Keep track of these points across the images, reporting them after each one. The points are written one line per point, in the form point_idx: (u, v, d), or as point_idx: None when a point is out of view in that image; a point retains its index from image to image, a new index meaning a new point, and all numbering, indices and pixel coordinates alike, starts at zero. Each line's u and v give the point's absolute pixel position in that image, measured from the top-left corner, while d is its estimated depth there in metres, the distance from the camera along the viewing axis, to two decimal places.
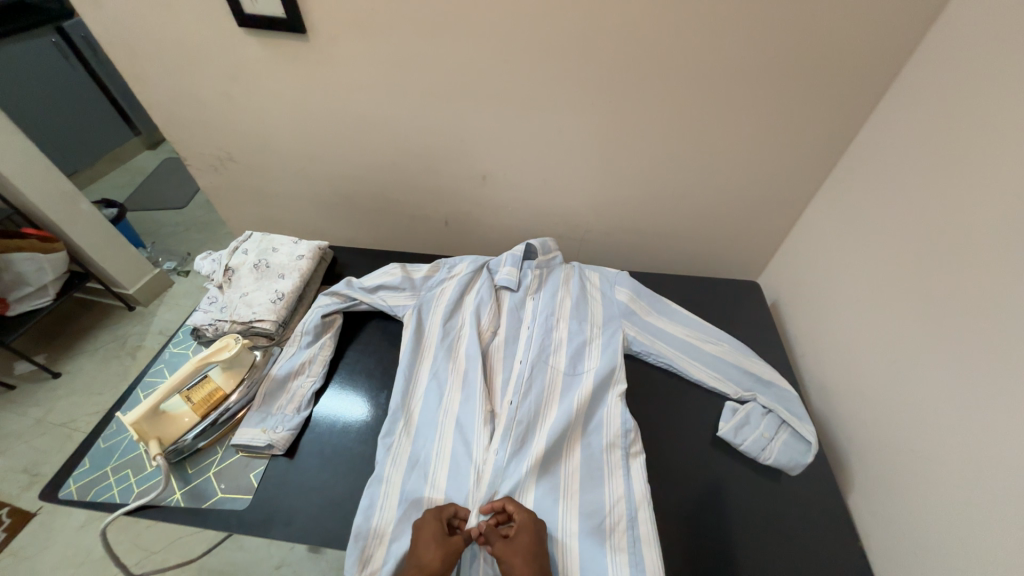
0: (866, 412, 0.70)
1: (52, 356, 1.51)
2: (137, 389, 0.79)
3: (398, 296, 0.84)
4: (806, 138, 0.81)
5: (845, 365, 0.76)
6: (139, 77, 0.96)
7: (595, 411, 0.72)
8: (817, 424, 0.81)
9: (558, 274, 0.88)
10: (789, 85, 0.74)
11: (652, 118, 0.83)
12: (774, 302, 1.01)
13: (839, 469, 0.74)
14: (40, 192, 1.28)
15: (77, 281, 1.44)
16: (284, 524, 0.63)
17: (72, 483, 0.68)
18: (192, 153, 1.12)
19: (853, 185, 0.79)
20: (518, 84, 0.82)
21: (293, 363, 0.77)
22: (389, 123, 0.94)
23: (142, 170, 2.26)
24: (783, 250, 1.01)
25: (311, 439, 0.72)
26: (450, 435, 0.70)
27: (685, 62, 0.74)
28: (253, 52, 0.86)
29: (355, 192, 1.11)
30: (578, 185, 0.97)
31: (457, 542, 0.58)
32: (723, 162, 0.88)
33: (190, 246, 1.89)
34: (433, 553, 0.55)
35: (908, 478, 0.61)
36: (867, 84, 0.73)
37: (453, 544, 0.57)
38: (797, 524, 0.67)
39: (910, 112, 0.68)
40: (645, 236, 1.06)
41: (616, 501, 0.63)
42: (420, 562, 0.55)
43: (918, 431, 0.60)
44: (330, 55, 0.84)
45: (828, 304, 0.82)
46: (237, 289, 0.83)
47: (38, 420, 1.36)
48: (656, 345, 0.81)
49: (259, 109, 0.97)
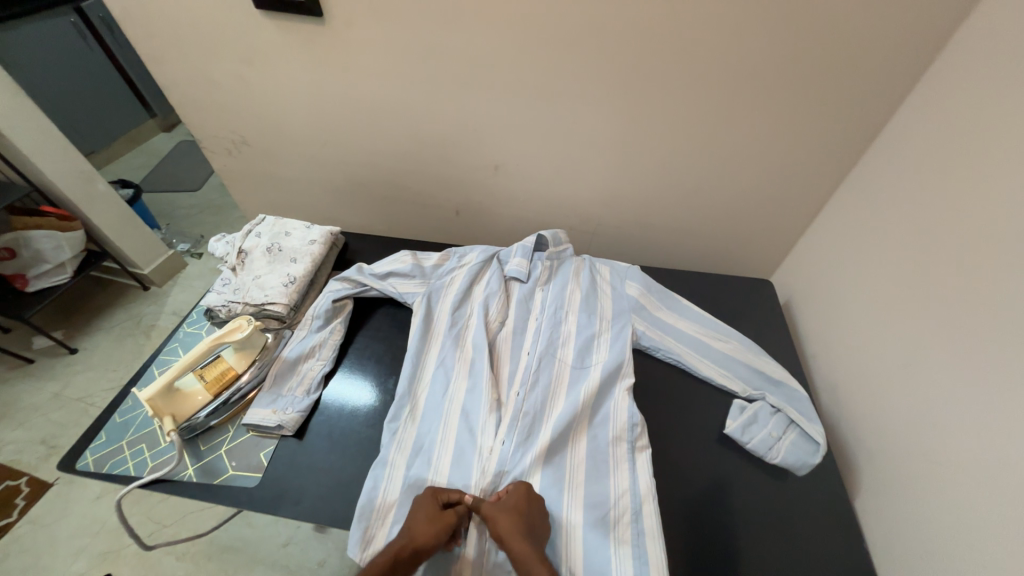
0: (876, 414, 0.69)
1: (69, 332, 1.55)
2: (152, 367, 0.80)
3: (408, 283, 0.85)
4: (827, 134, 0.79)
5: (856, 366, 0.75)
6: (156, 59, 0.97)
7: (602, 405, 0.72)
8: (826, 425, 0.80)
9: (568, 266, 0.87)
10: (810, 79, 0.72)
11: (668, 111, 0.81)
12: (787, 301, 1.00)
13: (846, 470, 0.74)
14: (58, 171, 1.30)
15: (94, 260, 1.47)
16: (292, 503, 0.65)
17: (89, 455, 0.70)
18: (207, 137, 1.13)
19: (873, 184, 0.77)
20: (533, 73, 0.81)
21: (304, 346, 0.78)
22: (401, 110, 0.93)
23: (158, 151, 2.29)
24: (797, 248, 0.99)
25: (320, 421, 0.73)
26: (455, 423, 0.70)
27: (702, 54, 0.72)
28: (265, 34, 0.86)
29: (366, 179, 1.11)
30: (591, 178, 0.96)
31: (449, 517, 0.59)
32: (740, 157, 0.86)
33: (204, 229, 1.91)
34: (424, 528, 0.57)
35: (916, 482, 0.61)
36: (891, 80, 0.70)
37: (445, 519, 0.58)
38: (800, 523, 0.67)
39: (934, 109, 0.66)
40: (657, 231, 1.05)
41: (620, 494, 0.63)
42: (410, 536, 0.56)
43: (929, 435, 0.59)
44: (342, 39, 0.83)
45: (841, 305, 0.80)
46: (250, 272, 0.85)
47: (55, 394, 1.39)
48: (665, 340, 0.80)
49: (273, 92, 0.97)
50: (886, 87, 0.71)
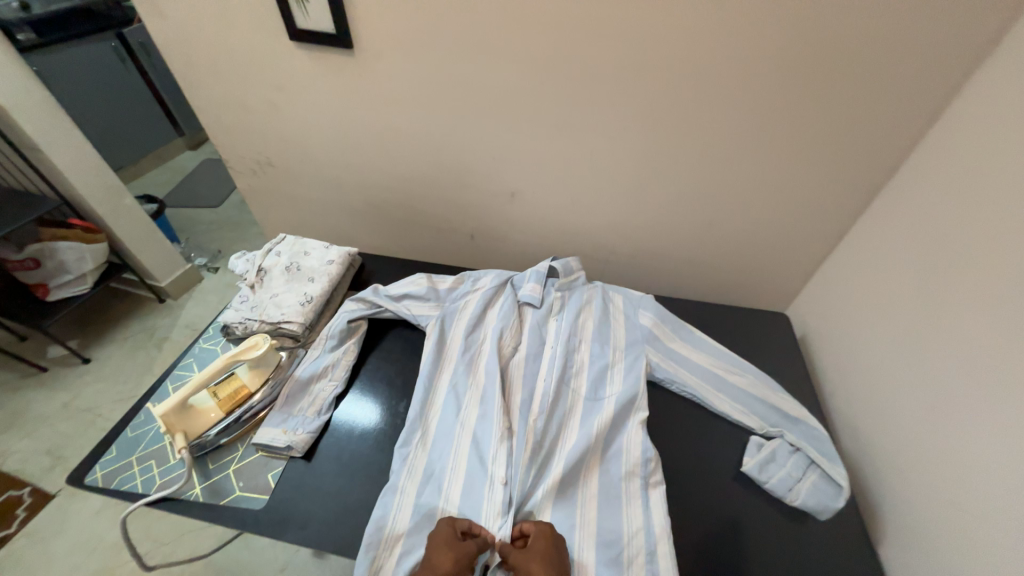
0: (899, 457, 0.67)
1: (84, 342, 1.57)
2: (166, 382, 0.81)
3: (422, 305, 0.86)
4: (842, 171, 0.80)
5: (877, 405, 0.73)
6: (192, 84, 1.02)
7: (616, 438, 0.70)
8: (846, 466, 0.78)
9: (581, 294, 0.87)
10: (825, 117, 0.74)
11: (683, 144, 0.83)
12: (804, 336, 0.98)
13: (869, 515, 0.71)
14: (88, 185, 1.34)
15: (114, 272, 1.50)
16: (298, 527, 0.64)
17: (98, 470, 0.70)
18: (233, 157, 1.17)
19: (891, 221, 0.77)
20: (551, 105, 0.83)
21: (317, 366, 0.78)
22: (422, 137, 0.96)
23: (183, 168, 2.37)
24: (814, 282, 0.98)
25: (329, 443, 0.73)
26: (466, 450, 0.69)
27: (719, 91, 0.75)
28: (298, 64, 0.90)
29: (385, 202, 1.14)
30: (605, 207, 0.98)
31: (469, 548, 0.57)
32: (755, 191, 0.87)
33: (222, 244, 1.95)
34: (444, 555, 0.55)
35: (945, 532, 0.58)
36: (907, 120, 0.71)
37: (465, 549, 0.57)
38: (821, 570, 0.64)
39: (953, 149, 0.66)
40: (670, 261, 1.05)
41: (634, 532, 0.62)
42: (431, 564, 0.55)
43: (956, 482, 0.57)
44: (371, 70, 0.87)
45: (860, 341, 0.79)
46: (268, 290, 0.86)
47: (65, 404, 1.40)
48: (679, 372, 0.79)
49: (300, 117, 1.01)
50: (901, 127, 0.72)
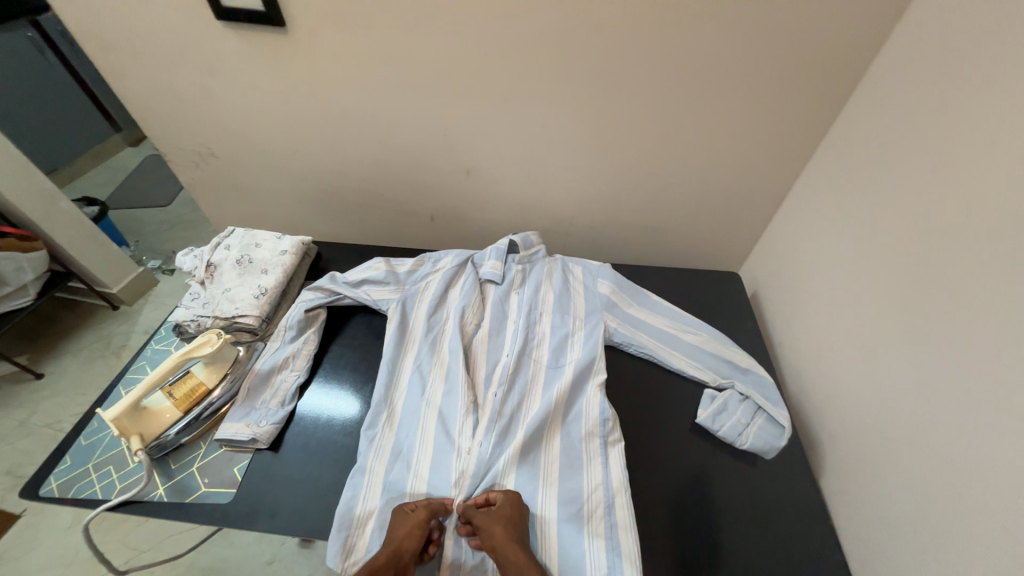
0: (840, 396, 0.72)
1: (33, 356, 1.49)
2: (118, 386, 0.78)
3: (382, 289, 0.85)
4: (782, 130, 0.83)
5: (820, 349, 0.78)
6: (117, 72, 0.95)
7: (576, 401, 0.73)
8: (794, 408, 0.83)
9: (540, 267, 0.88)
10: (761, 77, 0.76)
11: (631, 112, 0.84)
12: (755, 293, 1.03)
13: (814, 451, 0.77)
14: (16, 189, 1.25)
15: (60, 280, 1.41)
16: (269, 516, 0.64)
17: (53, 481, 0.68)
18: (173, 150, 1.11)
19: (829, 176, 0.80)
20: (498, 78, 0.82)
21: (277, 357, 0.77)
22: (370, 117, 0.93)
23: (124, 167, 2.23)
24: (762, 241, 1.03)
25: (296, 432, 0.73)
26: (433, 426, 0.70)
27: (660, 55, 0.75)
28: (231, 46, 0.86)
29: (340, 187, 1.11)
30: (561, 180, 0.98)
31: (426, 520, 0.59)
32: (702, 154, 0.89)
33: (175, 244, 1.86)
34: (404, 528, 0.58)
35: (878, 459, 0.63)
36: (834, 78, 0.75)
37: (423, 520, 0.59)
38: (771, 503, 0.69)
39: (879, 104, 0.70)
40: (628, 230, 1.07)
41: (594, 488, 0.65)
42: (394, 536, 0.57)
43: (886, 413, 0.63)
44: (309, 48, 0.83)
45: (805, 293, 0.84)
46: (219, 285, 0.83)
47: (21, 422, 1.34)
48: (637, 335, 0.82)
49: (240, 103, 0.96)
50: (830, 84, 0.75)
